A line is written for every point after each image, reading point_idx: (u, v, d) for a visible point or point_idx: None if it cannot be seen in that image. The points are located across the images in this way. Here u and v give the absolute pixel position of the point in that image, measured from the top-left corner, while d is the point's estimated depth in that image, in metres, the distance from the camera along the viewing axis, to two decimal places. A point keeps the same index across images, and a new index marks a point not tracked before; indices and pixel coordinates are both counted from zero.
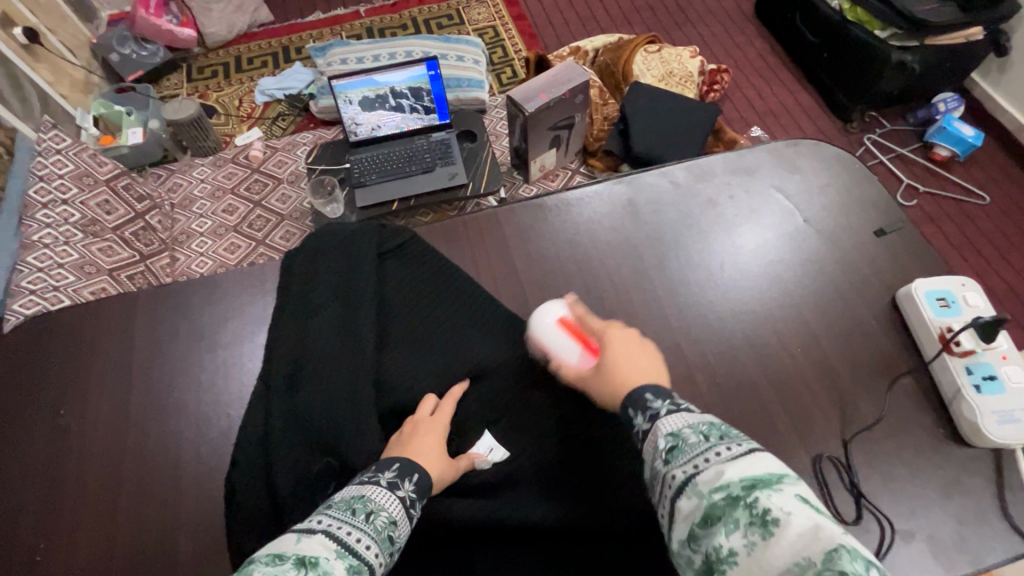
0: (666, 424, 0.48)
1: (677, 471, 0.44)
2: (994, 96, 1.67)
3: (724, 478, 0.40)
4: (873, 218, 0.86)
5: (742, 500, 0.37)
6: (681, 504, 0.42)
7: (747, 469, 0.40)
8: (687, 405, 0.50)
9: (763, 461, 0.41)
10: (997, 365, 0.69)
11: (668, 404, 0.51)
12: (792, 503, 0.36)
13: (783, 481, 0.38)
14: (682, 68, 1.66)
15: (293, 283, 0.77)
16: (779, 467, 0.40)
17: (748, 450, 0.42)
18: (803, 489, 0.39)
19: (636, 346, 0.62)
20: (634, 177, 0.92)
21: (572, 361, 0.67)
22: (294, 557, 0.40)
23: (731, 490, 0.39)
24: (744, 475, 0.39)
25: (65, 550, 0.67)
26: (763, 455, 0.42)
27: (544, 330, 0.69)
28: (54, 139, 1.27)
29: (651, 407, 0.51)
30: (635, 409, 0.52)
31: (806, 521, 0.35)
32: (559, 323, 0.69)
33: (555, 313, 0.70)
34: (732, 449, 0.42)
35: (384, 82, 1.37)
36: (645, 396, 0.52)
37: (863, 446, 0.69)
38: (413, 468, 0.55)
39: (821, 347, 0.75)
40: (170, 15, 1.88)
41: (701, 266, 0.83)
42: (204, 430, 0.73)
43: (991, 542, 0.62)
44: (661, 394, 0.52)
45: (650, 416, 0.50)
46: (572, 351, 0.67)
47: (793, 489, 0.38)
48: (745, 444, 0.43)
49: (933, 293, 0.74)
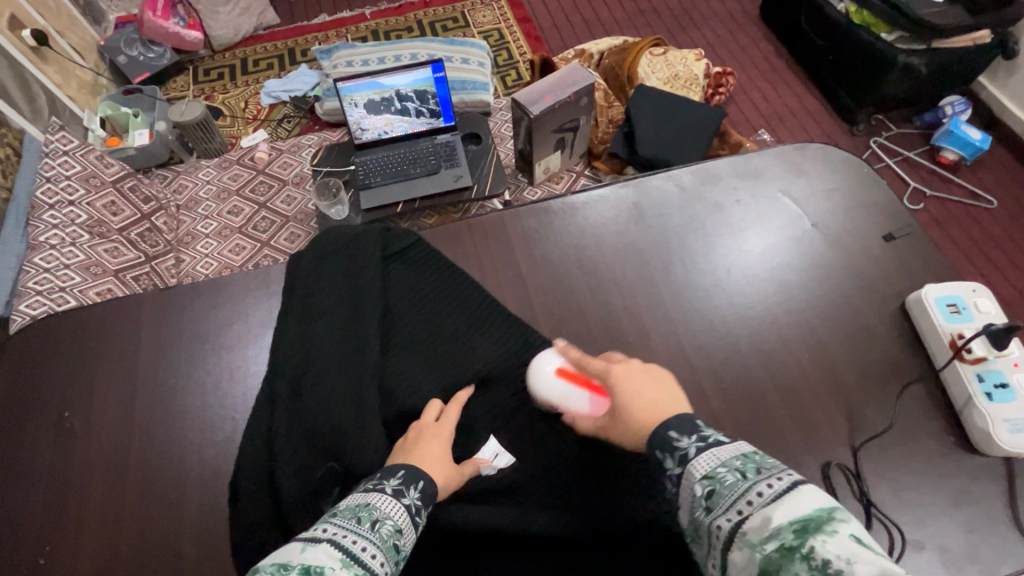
0: (699, 465, 0.46)
1: (721, 520, 0.41)
2: (1002, 99, 1.66)
3: (773, 524, 0.37)
4: (882, 223, 0.86)
5: (798, 550, 0.35)
6: (733, 557, 0.39)
7: (794, 508, 0.38)
8: (716, 438, 0.47)
9: (810, 496, 0.38)
10: (1009, 373, 0.68)
11: (697, 440, 0.48)
12: (849, 546, 0.34)
13: (837, 520, 0.36)
14: (687, 70, 1.66)
15: (298, 286, 0.76)
16: (829, 500, 0.38)
17: (791, 484, 0.40)
18: (860, 527, 0.36)
19: (644, 379, 0.57)
20: (641, 180, 0.92)
21: (585, 408, 0.64)
22: (300, 566, 0.40)
23: (784, 538, 0.36)
24: (794, 518, 0.37)
25: (69, 553, 0.67)
26: (808, 488, 0.39)
27: (545, 384, 0.67)
28: (61, 141, 1.29)
29: (679, 447, 0.48)
30: (662, 451, 0.49)
31: (871, 568, 0.32)
32: (559, 373, 0.67)
33: (551, 365, 0.67)
34: (774, 486, 0.40)
35: (389, 85, 1.37)
36: (670, 433, 0.50)
37: (872, 453, 0.68)
38: (419, 475, 0.55)
39: (829, 353, 0.75)
40: (177, 17, 1.89)
41: (708, 270, 0.82)
42: (209, 433, 0.73)
43: (1002, 551, 0.62)
44: (687, 428, 0.49)
45: (680, 459, 0.48)
46: (579, 398, 0.64)
47: (848, 528, 0.35)
48: (786, 478, 0.41)
49: (943, 299, 0.73)
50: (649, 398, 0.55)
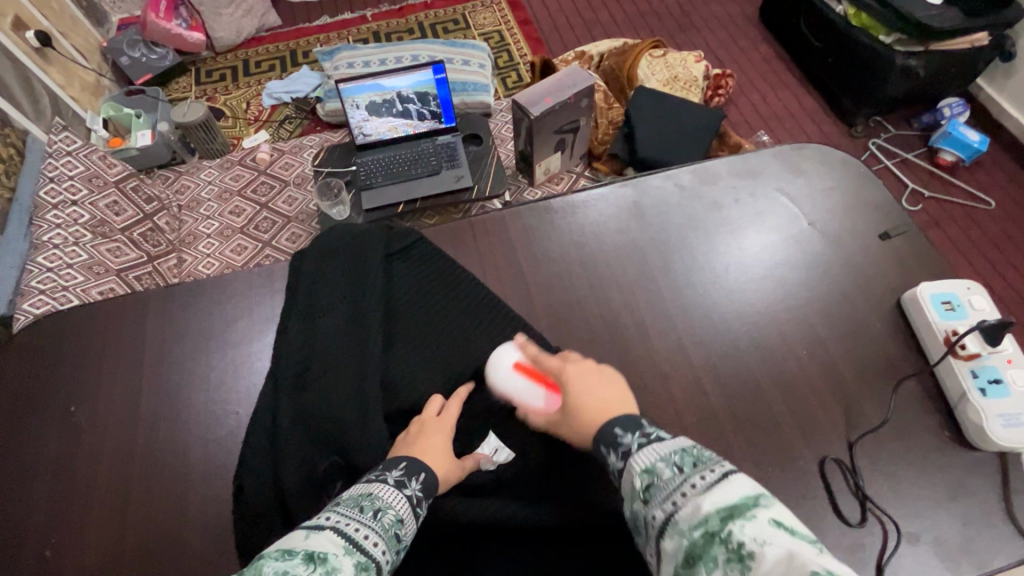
0: (639, 460, 0.47)
1: (656, 510, 0.43)
2: (999, 101, 1.67)
3: (701, 512, 0.39)
4: (878, 221, 0.87)
5: (718, 534, 0.36)
6: (665, 545, 0.40)
7: (722, 497, 0.39)
8: (657, 434, 0.49)
9: (737, 487, 0.40)
10: (1003, 369, 0.69)
11: (639, 436, 0.50)
12: (765, 529, 0.35)
13: (759, 506, 0.38)
14: (687, 72, 1.66)
15: (302, 282, 0.77)
16: (754, 489, 0.40)
17: (720, 475, 0.41)
18: (782, 511, 0.38)
19: (596, 378, 0.59)
20: (639, 180, 0.93)
21: (539, 405, 0.66)
22: (303, 553, 0.41)
23: (709, 524, 0.38)
24: (720, 505, 0.38)
25: (74, 545, 0.67)
26: (736, 478, 0.41)
27: (502, 378, 0.69)
28: (65, 141, 1.30)
29: (623, 443, 0.50)
30: (608, 447, 0.51)
31: (781, 550, 0.34)
32: (516, 368, 0.68)
33: (509, 359, 0.69)
34: (706, 477, 0.42)
35: (391, 87, 1.37)
36: (614, 430, 0.51)
37: (868, 448, 0.69)
38: (420, 467, 0.56)
39: (826, 349, 0.76)
40: (179, 19, 1.90)
41: (706, 268, 0.83)
42: (213, 427, 0.74)
43: (996, 544, 0.62)
44: (631, 426, 0.51)
45: (623, 454, 0.50)
46: (535, 395, 0.66)
47: (769, 513, 0.37)
48: (718, 469, 0.42)
49: (938, 296, 0.74)
50: (602, 395, 0.57)
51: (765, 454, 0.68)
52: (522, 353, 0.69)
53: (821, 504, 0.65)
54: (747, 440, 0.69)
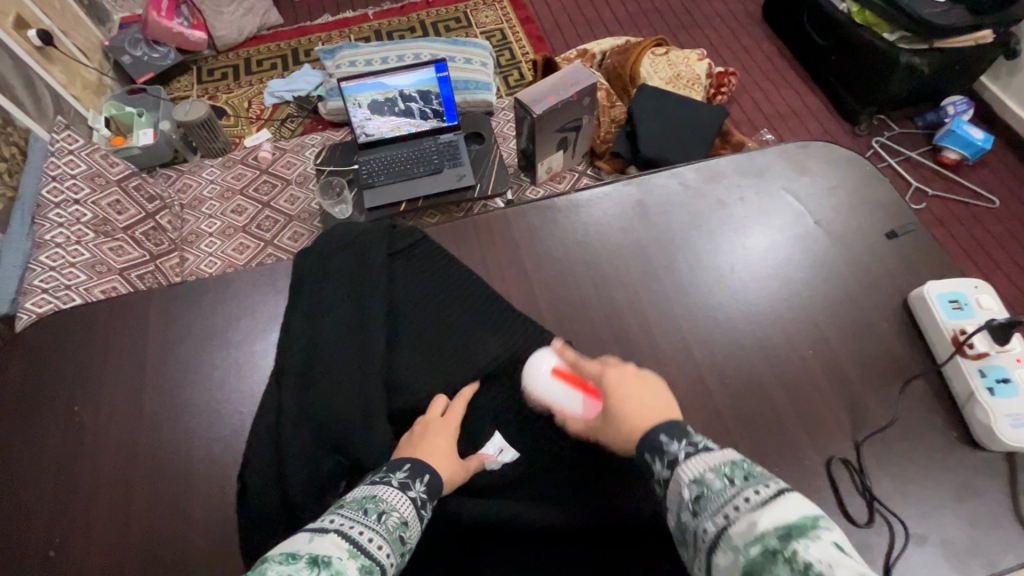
0: (687, 469, 0.46)
1: (708, 523, 0.42)
2: (1003, 99, 1.67)
3: (757, 528, 0.38)
4: (884, 220, 0.86)
5: (780, 553, 0.35)
6: (717, 560, 0.39)
7: (779, 515, 0.38)
8: (705, 444, 0.48)
9: (795, 504, 0.39)
10: (1011, 368, 0.68)
11: (687, 445, 0.49)
12: (830, 551, 0.34)
13: (821, 527, 0.36)
14: (690, 70, 1.66)
15: (305, 282, 0.77)
16: (812, 508, 0.38)
17: (776, 492, 0.40)
18: (841, 535, 0.37)
19: (636, 384, 0.59)
20: (644, 178, 0.92)
21: (575, 411, 0.67)
22: (307, 556, 0.40)
23: (767, 542, 0.36)
24: (778, 523, 0.37)
25: (77, 546, 0.67)
26: (793, 496, 0.40)
27: (540, 384, 0.70)
28: (67, 140, 1.30)
29: (669, 451, 0.49)
30: (653, 455, 0.50)
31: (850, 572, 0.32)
32: (554, 374, 0.69)
33: (547, 365, 0.70)
34: (760, 492, 0.41)
35: (393, 85, 1.37)
36: (660, 438, 0.50)
37: (874, 448, 0.68)
38: (424, 468, 0.56)
39: (832, 349, 0.75)
40: (181, 18, 1.90)
41: (711, 267, 0.83)
42: (216, 427, 0.74)
43: (1004, 545, 0.62)
44: (677, 434, 0.50)
45: (670, 462, 0.48)
46: (572, 400, 0.67)
47: (831, 535, 0.36)
48: (772, 485, 0.41)
49: (944, 295, 0.74)
50: (645, 402, 0.57)
51: (771, 455, 0.68)
52: (560, 358, 0.70)
53: (828, 505, 0.65)
54: (753, 440, 0.69)
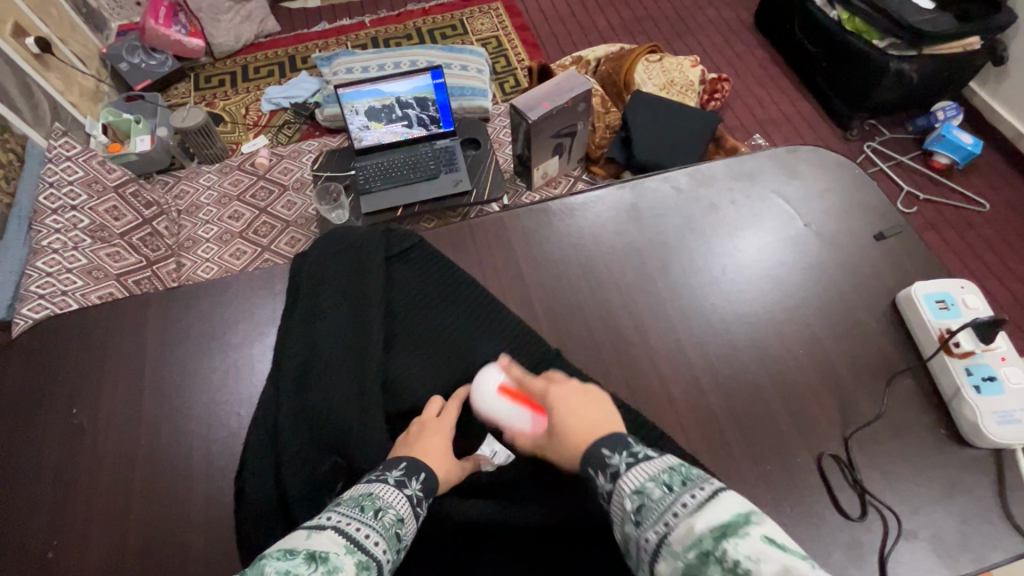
0: (628, 481, 0.48)
1: (648, 533, 0.43)
2: (992, 104, 1.69)
3: (694, 531, 0.40)
4: (873, 222, 0.88)
5: (715, 554, 0.37)
6: (660, 569, 0.41)
7: (714, 516, 0.40)
8: (645, 454, 0.50)
9: (727, 503, 0.41)
10: (997, 366, 0.69)
11: (628, 456, 0.50)
12: (758, 546, 0.37)
13: (751, 523, 0.39)
14: (682, 77, 1.69)
15: (304, 286, 0.78)
16: (745, 506, 0.41)
17: (710, 493, 0.43)
18: (773, 528, 0.39)
19: (580, 400, 0.59)
20: (638, 182, 0.94)
21: (525, 427, 0.64)
22: (305, 552, 0.41)
23: (704, 545, 0.39)
24: (713, 524, 0.40)
25: (75, 547, 0.67)
26: (726, 496, 0.42)
27: (487, 401, 0.67)
28: (64, 147, 1.31)
29: (610, 464, 0.50)
30: (596, 469, 0.51)
31: (776, 564, 0.35)
32: (501, 391, 0.67)
33: (493, 382, 0.67)
34: (696, 495, 0.43)
35: (390, 91, 1.39)
36: (602, 451, 0.51)
37: (864, 444, 0.69)
38: (420, 467, 0.56)
39: (822, 347, 0.76)
40: (178, 25, 1.92)
41: (704, 269, 0.84)
42: (215, 429, 0.74)
43: (993, 540, 0.63)
44: (618, 446, 0.51)
45: (612, 475, 0.50)
46: (520, 416, 0.65)
47: (761, 529, 0.39)
48: (706, 487, 0.44)
49: (932, 295, 0.75)
50: (588, 417, 0.56)
51: (763, 453, 0.69)
52: (508, 374, 0.68)
53: (820, 500, 0.66)
54: (745, 438, 0.70)
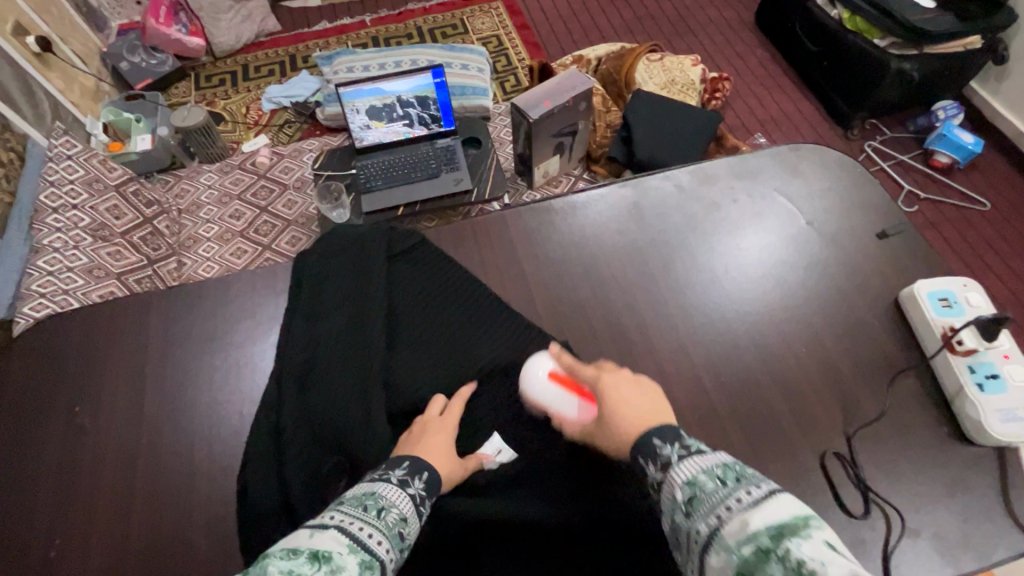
0: (680, 472, 0.47)
1: (699, 523, 0.42)
2: (992, 103, 1.69)
3: (750, 528, 0.38)
4: (874, 221, 0.88)
5: (773, 552, 0.36)
6: (710, 561, 0.40)
7: (771, 515, 0.39)
8: (698, 448, 0.49)
9: (786, 504, 0.39)
10: (1000, 364, 0.69)
11: (679, 448, 0.49)
12: (821, 549, 0.35)
13: (811, 526, 0.37)
14: (684, 76, 1.68)
15: (306, 285, 0.78)
16: (803, 508, 0.39)
17: (767, 492, 0.41)
18: (834, 533, 0.37)
19: (633, 389, 0.59)
20: (639, 181, 0.94)
21: (573, 415, 0.67)
22: (308, 551, 0.41)
23: (760, 541, 0.37)
24: (769, 522, 0.38)
25: (77, 546, 0.67)
26: (784, 496, 0.40)
27: (536, 387, 0.69)
28: (64, 146, 1.31)
29: (662, 454, 0.49)
30: (645, 458, 0.50)
31: (843, 569, 0.33)
32: (551, 377, 0.69)
33: (544, 369, 0.69)
34: (753, 493, 0.41)
35: (390, 91, 1.39)
36: (653, 441, 0.51)
37: (866, 443, 0.69)
38: (422, 466, 0.56)
39: (825, 346, 0.76)
40: (179, 24, 1.91)
41: (706, 268, 0.84)
42: (216, 428, 0.74)
43: (995, 539, 0.63)
44: (670, 437, 0.51)
45: (662, 465, 0.49)
46: (569, 404, 0.67)
47: (822, 534, 0.37)
48: (764, 486, 0.42)
49: (934, 293, 0.75)
50: (639, 407, 0.56)
51: (766, 452, 0.69)
52: (557, 361, 0.69)
53: (822, 499, 0.65)
54: (748, 436, 0.70)
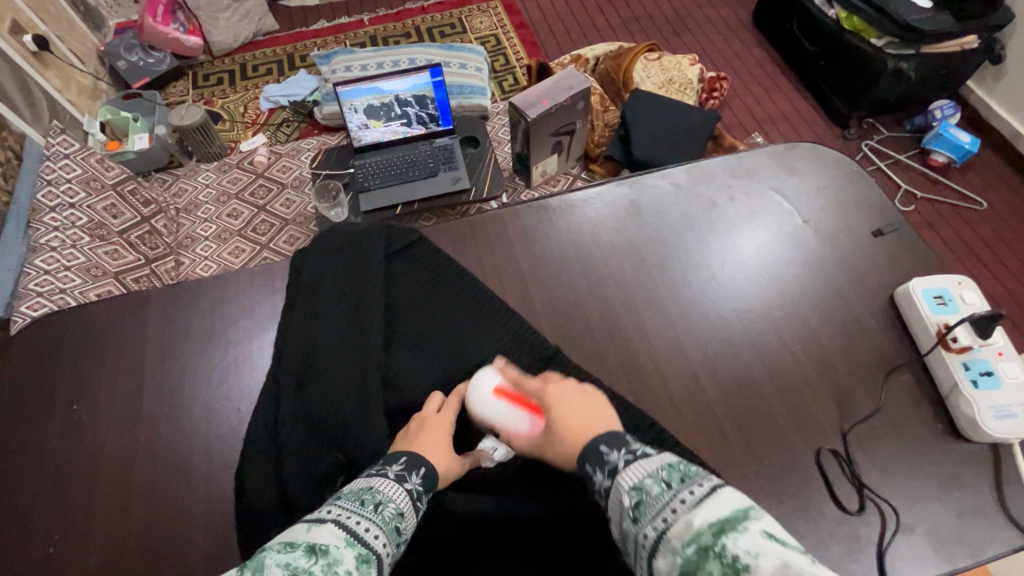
0: (627, 478, 0.47)
1: (647, 529, 0.43)
2: (989, 103, 1.70)
3: (692, 526, 0.39)
4: (871, 219, 0.88)
5: (712, 549, 0.37)
6: (658, 564, 0.40)
7: (712, 511, 0.39)
8: (644, 451, 0.49)
9: (725, 498, 0.40)
10: (994, 362, 0.69)
11: (626, 453, 0.50)
12: (756, 541, 0.36)
13: (749, 519, 0.38)
14: (681, 75, 1.68)
15: (304, 283, 0.78)
16: (743, 501, 0.40)
17: (708, 489, 0.42)
18: (770, 523, 0.38)
19: (578, 400, 0.59)
20: (636, 179, 0.94)
21: (523, 429, 0.63)
22: (305, 545, 0.41)
23: (700, 540, 0.38)
24: (710, 519, 0.39)
25: (76, 543, 0.67)
26: (723, 492, 0.41)
27: (482, 404, 0.65)
28: (62, 144, 1.31)
29: (609, 461, 0.50)
30: (594, 465, 0.51)
31: (776, 561, 0.34)
32: (498, 392, 0.65)
33: (490, 384, 0.66)
34: (694, 491, 0.42)
35: (389, 90, 1.38)
36: (600, 448, 0.52)
37: (862, 439, 0.70)
38: (420, 461, 0.56)
39: (821, 344, 0.77)
40: (177, 23, 1.91)
41: (702, 266, 0.84)
42: (215, 425, 0.74)
43: (989, 534, 0.63)
44: (617, 443, 0.52)
45: (610, 472, 0.50)
46: (518, 418, 0.63)
47: (759, 525, 0.37)
48: (705, 483, 0.43)
49: (930, 291, 0.75)
50: (584, 415, 0.57)
51: (762, 448, 0.69)
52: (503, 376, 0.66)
53: (818, 495, 0.66)
54: (744, 433, 0.70)
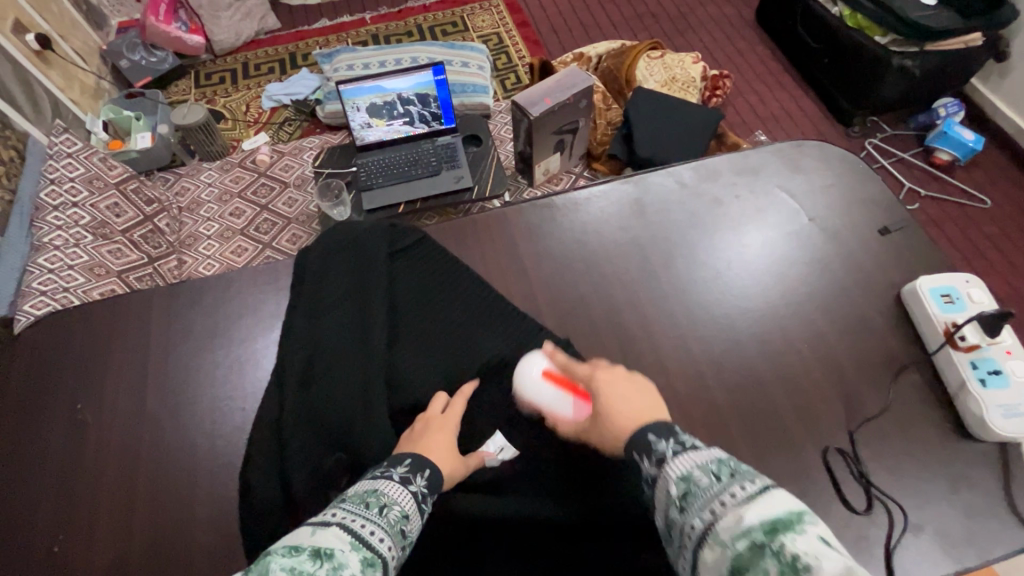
0: (675, 468, 0.46)
1: (695, 519, 0.41)
2: (994, 101, 1.69)
3: (744, 522, 0.38)
4: (877, 217, 0.88)
5: (767, 546, 0.35)
6: (704, 556, 0.39)
7: (766, 509, 0.38)
8: (693, 443, 0.48)
9: (781, 499, 0.39)
10: (1002, 360, 0.69)
11: (675, 444, 0.48)
12: (816, 545, 0.34)
13: (806, 522, 0.36)
14: (684, 73, 1.68)
15: (307, 282, 0.78)
16: (797, 503, 0.38)
17: (762, 488, 0.40)
18: (827, 529, 0.37)
19: (627, 388, 0.58)
20: (641, 178, 0.94)
21: (568, 414, 0.66)
22: (310, 549, 0.41)
23: (754, 535, 0.36)
24: (764, 517, 0.37)
25: (81, 542, 0.67)
26: (778, 492, 0.40)
27: (531, 387, 0.69)
28: (65, 143, 1.30)
29: (656, 449, 0.49)
30: (641, 453, 0.50)
31: (840, 567, 0.33)
32: (545, 376, 0.69)
33: (538, 367, 0.69)
34: (747, 488, 0.41)
35: (391, 88, 1.38)
36: (648, 437, 0.50)
37: (869, 439, 0.69)
38: (424, 463, 0.56)
39: (827, 343, 0.76)
40: (178, 22, 1.91)
41: (707, 265, 0.84)
42: (220, 424, 0.74)
43: (998, 534, 0.63)
44: (665, 433, 0.50)
45: (657, 460, 0.48)
46: (564, 403, 0.67)
47: (816, 529, 0.36)
48: (758, 482, 0.41)
49: (937, 289, 0.75)
50: (633, 402, 0.56)
51: (768, 448, 0.69)
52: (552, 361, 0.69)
53: (825, 494, 0.66)
54: (750, 432, 0.70)
